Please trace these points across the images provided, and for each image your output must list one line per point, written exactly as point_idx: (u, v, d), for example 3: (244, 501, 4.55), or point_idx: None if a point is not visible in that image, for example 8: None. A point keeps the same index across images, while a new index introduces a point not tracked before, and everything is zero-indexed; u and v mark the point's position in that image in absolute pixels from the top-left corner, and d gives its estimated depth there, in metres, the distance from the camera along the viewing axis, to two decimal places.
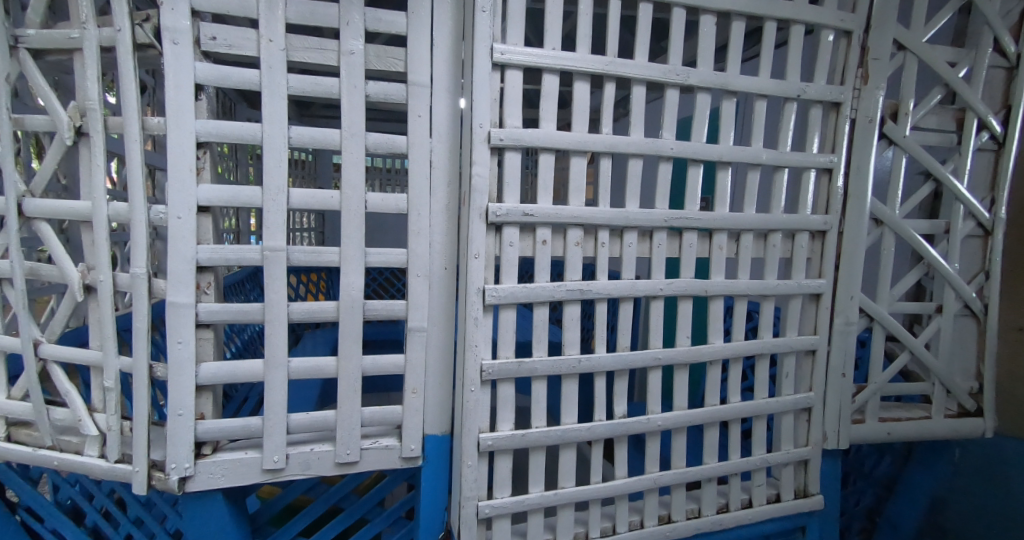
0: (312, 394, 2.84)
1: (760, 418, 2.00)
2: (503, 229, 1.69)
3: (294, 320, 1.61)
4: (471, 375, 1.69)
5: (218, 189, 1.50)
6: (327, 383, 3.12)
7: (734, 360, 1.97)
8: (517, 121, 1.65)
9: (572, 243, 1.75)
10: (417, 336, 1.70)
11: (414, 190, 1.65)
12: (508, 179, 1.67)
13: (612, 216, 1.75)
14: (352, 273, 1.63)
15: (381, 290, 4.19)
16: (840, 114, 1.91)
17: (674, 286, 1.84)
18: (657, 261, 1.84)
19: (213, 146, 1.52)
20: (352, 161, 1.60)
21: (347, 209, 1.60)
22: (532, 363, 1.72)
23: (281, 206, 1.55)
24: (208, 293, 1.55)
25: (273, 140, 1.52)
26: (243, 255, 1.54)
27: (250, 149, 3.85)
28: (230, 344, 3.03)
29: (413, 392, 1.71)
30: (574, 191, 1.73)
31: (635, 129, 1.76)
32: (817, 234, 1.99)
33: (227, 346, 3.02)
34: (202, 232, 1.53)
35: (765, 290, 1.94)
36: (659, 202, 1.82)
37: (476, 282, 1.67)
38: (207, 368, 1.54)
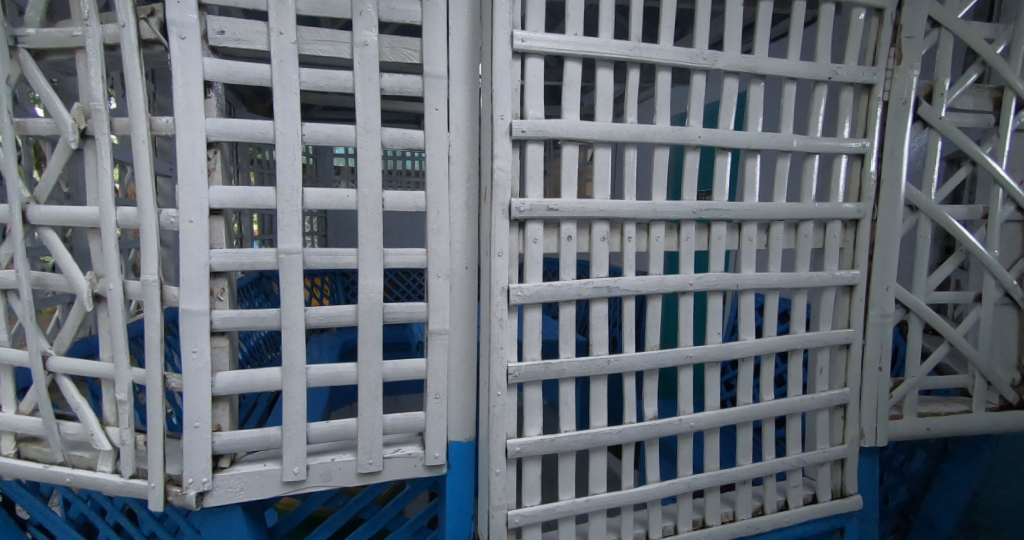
0: (324, 400, 2.78)
1: (794, 416, 1.92)
2: (527, 225, 1.62)
3: (312, 326, 1.54)
4: (497, 378, 1.62)
5: (230, 190, 1.43)
6: (338, 388, 3.06)
7: (767, 357, 1.89)
8: (540, 111, 1.58)
9: (598, 238, 1.67)
10: (439, 339, 1.63)
11: (433, 186, 1.59)
12: (531, 173, 1.59)
13: (639, 209, 1.69)
14: (370, 275, 1.56)
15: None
16: (872, 96, 1.83)
17: (704, 281, 1.77)
18: (686, 255, 1.77)
19: (224, 145, 1.45)
20: (368, 158, 1.53)
21: (364, 208, 1.54)
22: (560, 365, 1.65)
23: (295, 206, 1.48)
24: (222, 299, 1.47)
25: (286, 138, 1.45)
26: (256, 258, 1.47)
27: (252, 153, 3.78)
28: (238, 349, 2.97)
29: (436, 397, 1.64)
30: (599, 184, 1.66)
31: (661, 117, 1.69)
32: (850, 223, 1.91)
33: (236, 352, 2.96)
34: (215, 236, 1.46)
35: (797, 282, 1.86)
36: (687, 193, 1.75)
37: (500, 281, 1.60)
38: (223, 377, 1.47)
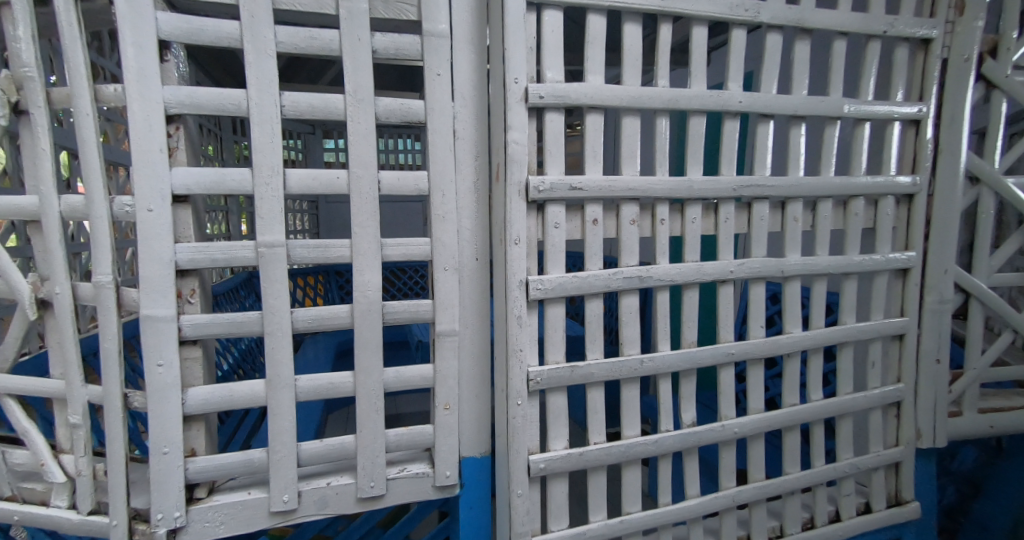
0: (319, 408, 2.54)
1: (846, 417, 1.72)
2: (547, 207, 1.41)
3: (301, 330, 1.34)
4: (517, 386, 1.41)
5: (198, 172, 1.21)
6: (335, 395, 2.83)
7: (814, 352, 1.68)
8: (559, 74, 1.38)
9: (627, 221, 1.48)
10: (446, 341, 1.44)
11: (437, 165, 1.39)
12: (551, 148, 1.39)
13: (672, 188, 1.48)
14: (366, 269, 1.37)
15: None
16: (930, 53, 1.62)
17: (745, 267, 1.57)
18: (725, 239, 1.57)
19: (188, 118, 1.22)
20: (359, 134, 1.33)
21: (357, 193, 1.34)
22: (587, 368, 1.44)
23: (275, 191, 1.27)
24: (192, 302, 1.25)
25: (263, 109, 1.23)
26: (233, 253, 1.26)
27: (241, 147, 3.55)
28: (226, 356, 2.71)
29: (446, 408, 1.45)
30: (626, 158, 1.46)
31: (697, 80, 1.47)
32: (903, 198, 1.70)
33: (224, 357, 2.71)
34: (181, 227, 1.23)
35: (847, 267, 1.65)
36: (726, 168, 1.54)
37: (517, 273, 1.40)
38: (195, 393, 1.24)
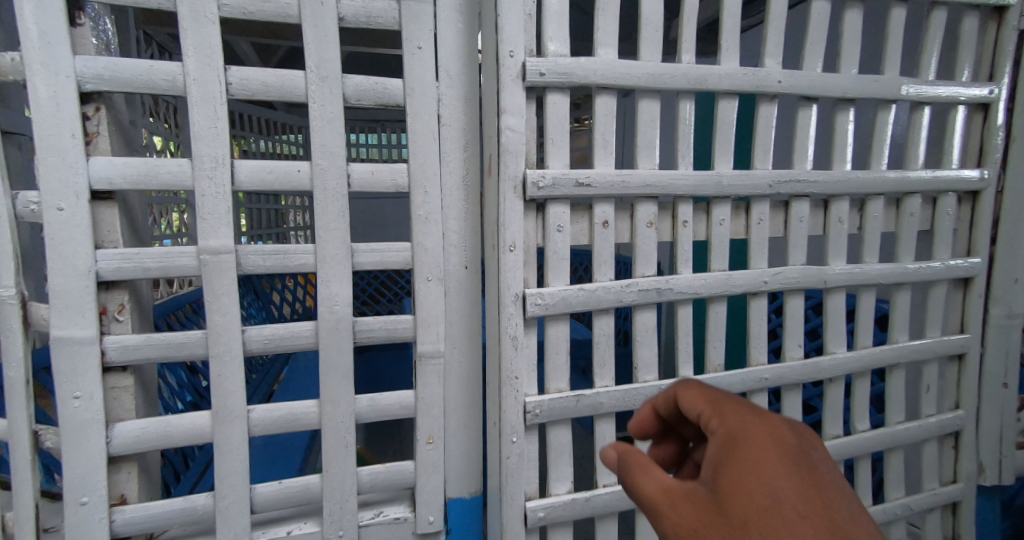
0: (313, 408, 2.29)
1: (897, 451, 1.48)
2: (549, 206, 1.19)
3: (255, 353, 1.13)
4: (512, 418, 1.19)
5: (123, 163, 1.00)
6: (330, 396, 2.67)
7: (860, 375, 1.45)
8: (564, 48, 1.15)
9: (642, 224, 1.25)
10: (430, 365, 1.22)
11: (419, 156, 1.17)
12: (553, 136, 1.17)
13: (696, 184, 1.25)
14: (333, 280, 1.15)
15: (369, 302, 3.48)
16: (1005, 24, 1.38)
17: (782, 277, 1.34)
18: (758, 243, 1.34)
19: (112, 94, 1.01)
20: (324, 119, 1.11)
21: (322, 190, 1.13)
22: (596, 398, 1.22)
23: (221, 187, 1.06)
24: (120, 320, 1.04)
25: (204, 87, 1.03)
26: (169, 261, 1.05)
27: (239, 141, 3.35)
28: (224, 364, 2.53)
29: (429, 443, 1.23)
30: (643, 148, 1.23)
31: (728, 55, 1.24)
32: (966, 196, 1.46)
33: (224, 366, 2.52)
34: (104, 230, 1.02)
35: (900, 276, 1.42)
36: (760, 159, 1.31)
37: (512, 284, 1.17)
38: (122, 430, 1.03)
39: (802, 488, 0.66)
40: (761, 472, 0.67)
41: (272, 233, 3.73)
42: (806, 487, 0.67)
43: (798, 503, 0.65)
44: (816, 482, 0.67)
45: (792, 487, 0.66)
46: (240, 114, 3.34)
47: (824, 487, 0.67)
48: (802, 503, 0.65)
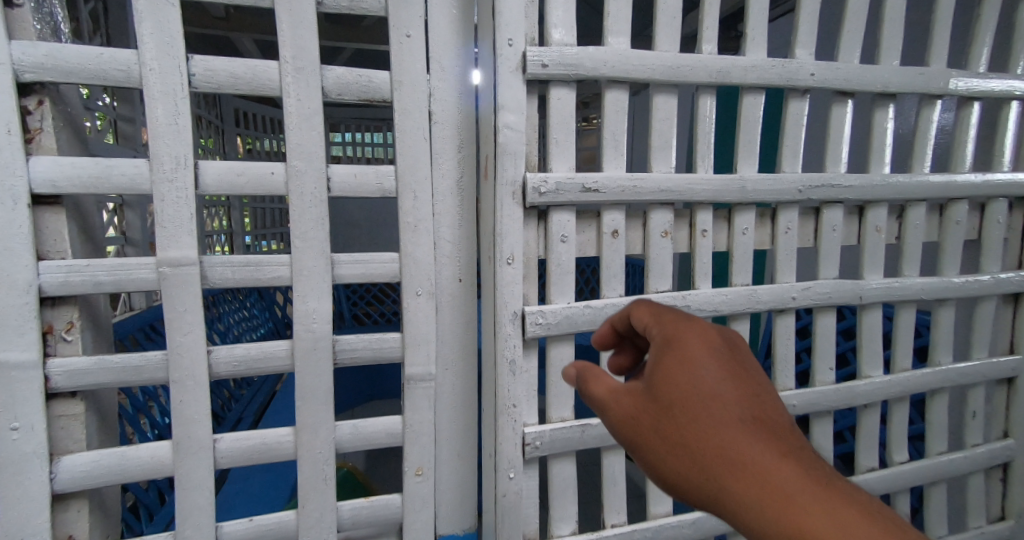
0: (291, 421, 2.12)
1: (937, 485, 1.34)
2: (552, 214, 1.07)
3: (222, 375, 1.01)
4: (510, 451, 1.06)
5: (68, 162, 0.89)
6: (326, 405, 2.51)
7: (898, 401, 1.30)
8: (570, 37, 1.03)
9: (656, 233, 1.12)
10: (419, 390, 1.10)
11: (407, 157, 1.05)
12: (556, 135, 1.05)
13: (718, 189, 1.12)
14: (311, 295, 1.03)
15: (373, 305, 3.36)
16: None
17: (812, 292, 1.21)
18: (786, 254, 1.20)
19: (57, 85, 0.90)
20: (301, 115, 1.00)
21: (298, 195, 1.01)
22: (604, 428, 1.09)
23: (182, 192, 0.95)
24: (68, 339, 0.93)
25: (162, 78, 0.91)
26: (123, 274, 0.93)
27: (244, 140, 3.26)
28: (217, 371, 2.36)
29: (418, 475, 1.11)
30: (657, 149, 1.11)
31: (754, 45, 1.10)
32: (1017, 203, 1.32)
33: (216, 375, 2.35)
34: (49, 239, 0.91)
35: (944, 292, 1.27)
36: (789, 162, 1.17)
37: (510, 301, 1.05)
38: (69, 463, 0.92)
39: (735, 379, 0.69)
40: (695, 354, 0.70)
41: (275, 234, 3.63)
42: (738, 378, 0.69)
43: (731, 390, 0.68)
44: (749, 372, 0.70)
45: (725, 376, 0.68)
46: (242, 114, 3.24)
47: (755, 377, 0.70)
48: (732, 381, 0.68)
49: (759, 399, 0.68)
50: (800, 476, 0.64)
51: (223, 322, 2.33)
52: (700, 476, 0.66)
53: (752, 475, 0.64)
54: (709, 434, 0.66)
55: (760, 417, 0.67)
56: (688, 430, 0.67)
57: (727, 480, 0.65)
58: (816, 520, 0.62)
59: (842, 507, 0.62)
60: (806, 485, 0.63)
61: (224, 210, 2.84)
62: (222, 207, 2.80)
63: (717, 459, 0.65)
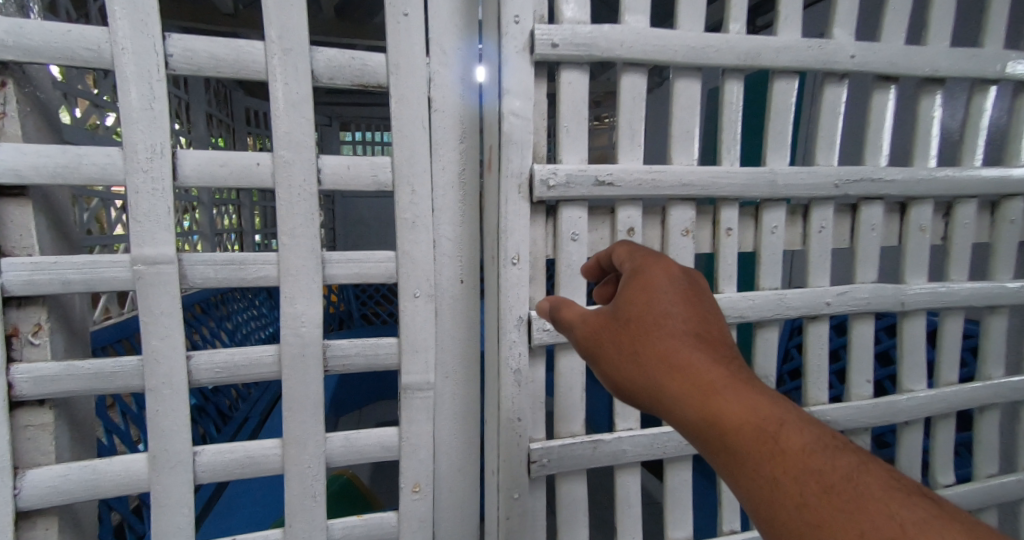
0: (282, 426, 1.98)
1: (986, 510, 1.22)
2: (562, 209, 0.97)
3: (203, 384, 0.93)
4: (513, 468, 0.97)
5: (32, 150, 0.82)
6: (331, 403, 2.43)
7: (942, 417, 1.19)
8: (582, 14, 0.93)
9: (677, 231, 1.03)
10: (416, 400, 1.01)
11: (403, 147, 0.96)
12: (567, 124, 0.95)
13: (746, 184, 1.02)
14: (299, 297, 0.95)
15: (382, 304, 3.27)
16: None
17: (848, 297, 1.10)
18: (819, 256, 1.10)
19: (23, 65, 0.84)
20: (289, 101, 0.92)
21: (286, 188, 0.92)
22: (617, 445, 1.00)
23: (159, 184, 0.87)
24: (36, 343, 0.87)
25: (137, 60, 0.85)
26: (93, 271, 0.86)
27: (253, 137, 3.19)
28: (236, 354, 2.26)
29: (415, 492, 1.02)
30: (678, 140, 1.01)
31: (786, 24, 1.00)
32: None
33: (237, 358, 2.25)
34: (16, 235, 0.85)
35: (995, 298, 1.15)
36: (824, 154, 1.07)
37: (515, 305, 0.96)
38: (35, 477, 0.85)
39: (693, 306, 0.75)
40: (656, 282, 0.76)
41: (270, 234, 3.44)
42: (696, 305, 0.76)
43: (688, 315, 0.74)
44: (706, 302, 0.76)
45: (683, 301, 0.75)
46: (252, 111, 3.19)
47: (712, 308, 0.76)
48: (688, 308, 0.75)
49: (713, 327, 0.75)
50: (743, 389, 0.69)
51: (231, 320, 2.27)
52: (652, 385, 0.72)
53: (699, 384, 0.69)
54: (663, 347, 0.72)
55: (712, 340, 0.73)
56: (647, 344, 0.73)
57: (671, 384, 0.71)
58: (752, 429, 0.67)
59: (777, 417, 0.67)
60: (748, 396, 0.69)
61: (234, 207, 2.78)
62: (231, 204, 2.74)
63: (669, 369, 0.71)
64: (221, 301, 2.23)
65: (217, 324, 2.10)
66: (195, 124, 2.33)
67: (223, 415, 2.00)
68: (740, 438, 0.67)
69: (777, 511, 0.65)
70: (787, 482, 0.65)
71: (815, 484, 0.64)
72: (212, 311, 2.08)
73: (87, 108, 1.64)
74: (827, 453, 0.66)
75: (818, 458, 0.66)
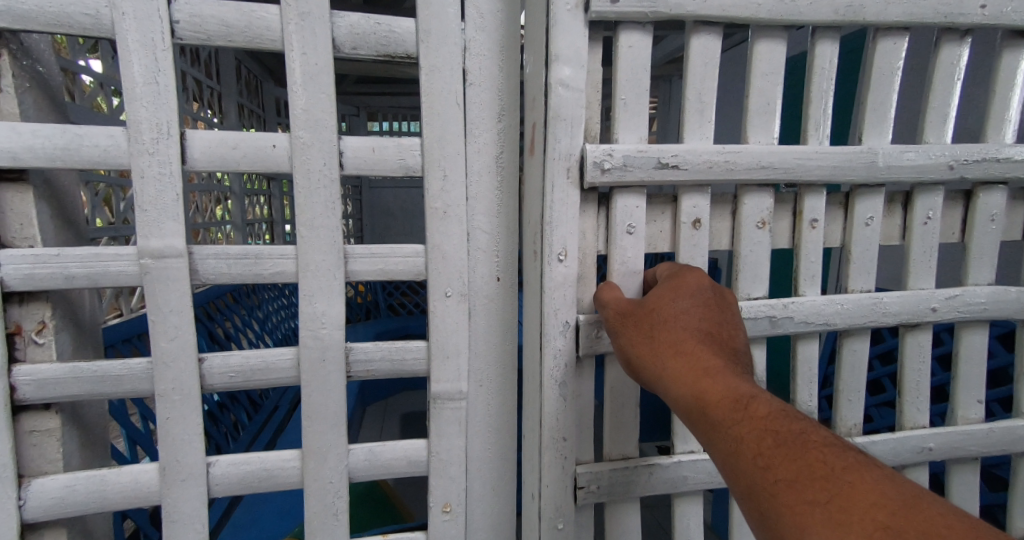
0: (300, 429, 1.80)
1: None
2: (615, 197, 0.83)
3: (217, 389, 0.84)
4: (557, 490, 0.86)
5: (29, 132, 0.74)
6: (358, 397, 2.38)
7: None
8: None
9: (752, 223, 0.87)
10: (447, 411, 0.90)
11: (433, 126, 0.84)
12: (625, 96, 0.81)
13: (837, 166, 0.85)
14: (318, 296, 0.85)
15: (408, 295, 3.22)
16: None
17: (957, 301, 0.92)
18: (923, 252, 0.92)
19: (20, 34, 0.77)
20: (307, 74, 0.81)
21: (304, 173, 0.82)
22: (676, 470, 0.88)
23: (166, 167, 0.79)
24: (42, 341, 0.80)
25: (141, 31, 0.76)
26: (99, 264, 0.78)
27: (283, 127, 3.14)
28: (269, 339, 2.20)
29: (445, 511, 0.92)
30: (756, 114, 0.85)
31: None
32: None
33: (268, 340, 2.19)
34: (20, 227, 0.78)
35: None
36: (934, 129, 0.89)
37: (560, 306, 0.84)
38: (40, 486, 0.79)
39: (712, 311, 0.72)
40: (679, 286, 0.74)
41: None
42: (719, 316, 0.72)
43: (703, 316, 0.72)
44: (728, 315, 0.73)
45: (701, 305, 0.73)
46: (282, 103, 3.14)
47: (735, 323, 0.73)
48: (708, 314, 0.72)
49: (730, 338, 0.71)
50: (741, 378, 0.65)
51: (262, 310, 2.23)
52: (652, 369, 0.70)
53: (698, 370, 0.66)
54: (669, 335, 0.71)
55: (727, 346, 0.70)
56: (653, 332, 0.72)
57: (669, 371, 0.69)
58: (740, 410, 0.62)
59: (767, 401, 0.62)
60: (744, 383, 0.64)
61: (264, 198, 2.75)
62: (261, 195, 2.70)
63: (671, 354, 0.69)
64: (252, 290, 2.19)
65: (249, 314, 2.06)
66: (225, 113, 2.30)
67: (253, 403, 1.97)
68: (725, 418, 0.62)
69: (758, 493, 0.59)
70: (768, 463, 0.59)
71: (793, 462, 0.58)
72: (244, 300, 2.04)
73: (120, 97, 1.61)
74: (809, 435, 0.60)
75: (803, 440, 0.60)
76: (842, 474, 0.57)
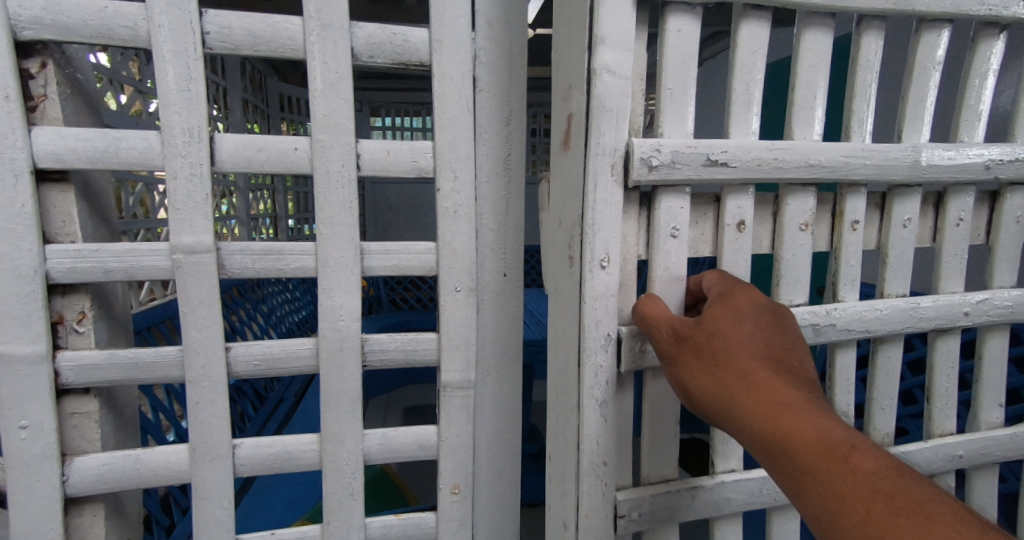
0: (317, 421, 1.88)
1: None
2: (659, 195, 0.87)
3: (242, 376, 0.90)
4: (591, 492, 0.89)
5: (68, 135, 0.80)
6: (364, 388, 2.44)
7: None
8: None
9: (794, 223, 0.91)
10: (456, 398, 0.95)
11: (448, 129, 0.89)
12: (675, 84, 0.86)
13: (882, 165, 0.89)
14: (337, 290, 0.90)
15: (410, 289, 3.28)
16: None
17: (988, 304, 0.98)
18: (958, 250, 0.97)
19: (61, 45, 0.83)
20: (328, 80, 0.86)
21: (324, 173, 0.87)
22: (720, 494, 0.95)
23: (196, 168, 0.84)
24: (81, 329, 0.87)
25: (170, 39, 0.81)
26: (132, 257, 0.84)
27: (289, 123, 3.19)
28: (274, 331, 2.27)
29: (455, 493, 0.97)
30: (800, 109, 0.89)
31: None
32: None
33: (273, 332, 2.26)
34: (60, 223, 0.85)
35: None
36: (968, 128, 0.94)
37: (596, 309, 0.87)
38: (81, 463, 0.86)
39: (772, 334, 0.74)
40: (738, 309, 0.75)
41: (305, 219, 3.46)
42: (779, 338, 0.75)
43: (764, 341, 0.74)
44: (785, 334, 0.75)
45: (763, 328, 0.74)
46: (287, 98, 3.20)
47: (791, 341, 0.76)
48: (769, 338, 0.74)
49: (789, 359, 0.74)
50: (811, 410, 0.68)
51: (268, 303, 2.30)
52: (719, 400, 0.72)
53: (771, 404, 0.69)
54: (734, 364, 0.72)
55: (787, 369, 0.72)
56: (715, 360, 0.73)
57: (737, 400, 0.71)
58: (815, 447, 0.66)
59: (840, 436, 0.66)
60: (816, 415, 0.67)
61: (269, 193, 2.80)
62: (266, 190, 2.75)
63: (741, 387, 0.71)
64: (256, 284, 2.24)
65: (253, 307, 2.14)
66: (232, 109, 2.35)
67: (258, 395, 2.04)
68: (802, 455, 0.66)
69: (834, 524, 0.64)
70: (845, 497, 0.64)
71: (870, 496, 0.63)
72: (248, 294, 2.12)
73: (131, 95, 1.63)
74: (882, 467, 0.64)
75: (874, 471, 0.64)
76: (909, 499, 0.62)
